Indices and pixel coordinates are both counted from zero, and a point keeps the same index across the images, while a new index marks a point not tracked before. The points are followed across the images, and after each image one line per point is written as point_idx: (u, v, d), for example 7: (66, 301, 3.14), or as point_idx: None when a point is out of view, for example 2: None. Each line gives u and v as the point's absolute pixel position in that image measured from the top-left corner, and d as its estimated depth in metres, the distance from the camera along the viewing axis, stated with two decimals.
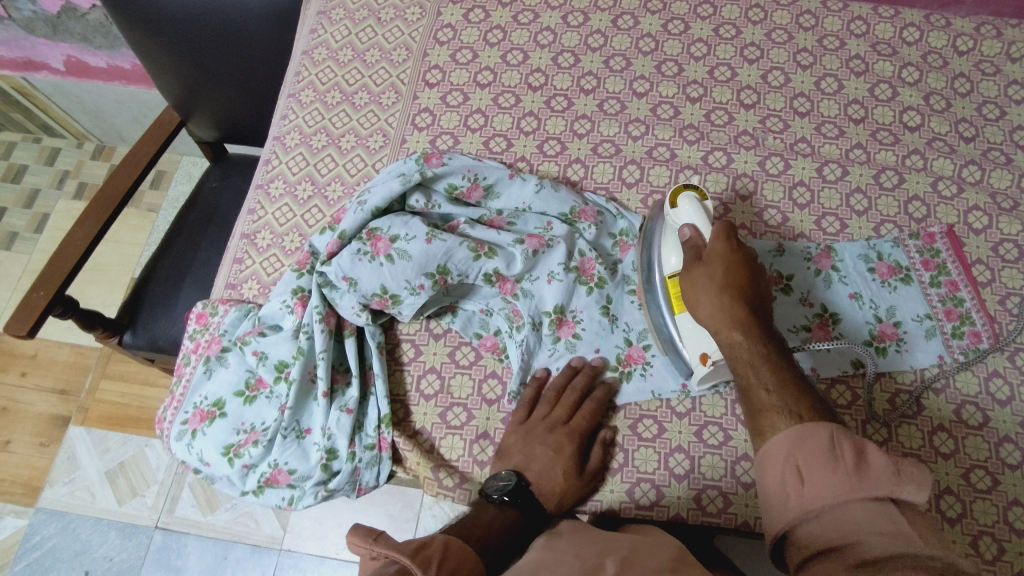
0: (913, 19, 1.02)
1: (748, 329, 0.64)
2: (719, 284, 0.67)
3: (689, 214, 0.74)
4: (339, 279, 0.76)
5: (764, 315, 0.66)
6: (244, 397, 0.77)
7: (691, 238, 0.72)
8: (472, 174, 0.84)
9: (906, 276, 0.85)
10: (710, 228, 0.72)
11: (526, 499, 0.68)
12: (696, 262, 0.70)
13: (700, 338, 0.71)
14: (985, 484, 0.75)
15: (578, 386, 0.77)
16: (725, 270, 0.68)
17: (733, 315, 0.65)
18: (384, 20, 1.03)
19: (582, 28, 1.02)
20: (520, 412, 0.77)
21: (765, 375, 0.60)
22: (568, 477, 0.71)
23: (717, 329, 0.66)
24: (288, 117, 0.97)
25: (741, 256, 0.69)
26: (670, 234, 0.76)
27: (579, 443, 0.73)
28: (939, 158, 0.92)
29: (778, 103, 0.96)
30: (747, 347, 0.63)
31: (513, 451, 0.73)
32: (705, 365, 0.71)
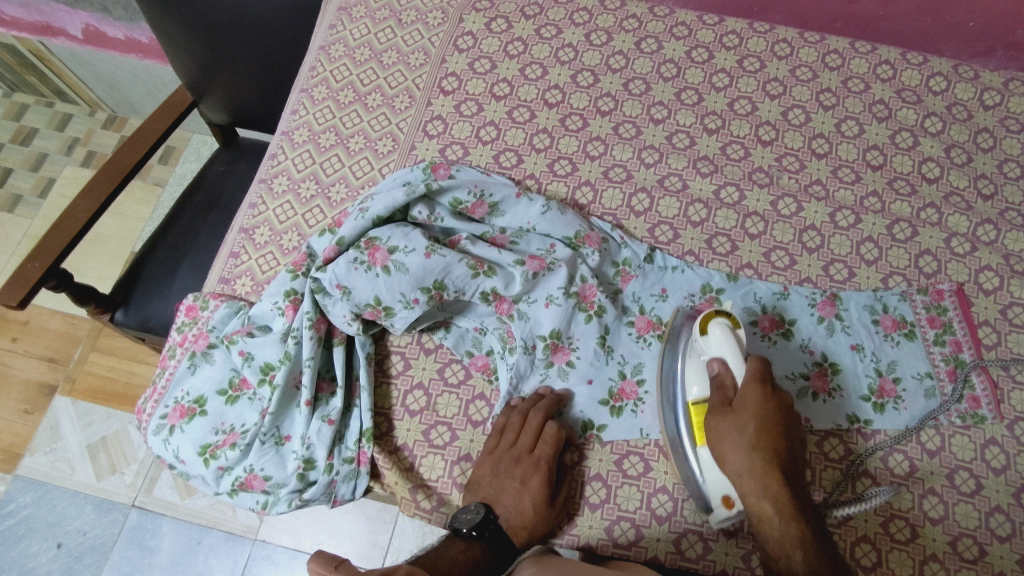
0: (941, 68, 1.00)
1: (782, 503, 0.63)
2: (753, 443, 0.65)
3: (720, 346, 0.70)
4: (333, 286, 0.74)
5: (796, 475, 0.65)
6: (227, 397, 0.76)
7: (720, 373, 0.70)
8: (479, 189, 0.82)
9: (910, 331, 0.84)
10: (742, 368, 0.69)
11: (491, 533, 0.68)
12: (724, 410, 0.68)
13: (725, 484, 0.68)
14: (972, 554, 0.74)
15: (541, 414, 0.75)
16: (757, 428, 0.65)
17: (766, 483, 0.64)
18: (404, 21, 1.01)
19: (604, 47, 1.00)
20: (491, 440, 0.75)
21: (799, 563, 0.60)
22: (535, 509, 0.70)
23: (748, 494, 0.64)
24: (298, 111, 0.95)
25: (775, 408, 0.67)
26: (696, 360, 0.72)
27: (546, 473, 0.71)
28: (955, 214, 0.91)
29: (797, 142, 0.94)
30: (782, 523, 0.62)
31: (483, 483, 0.72)
32: (728, 509, 0.68)
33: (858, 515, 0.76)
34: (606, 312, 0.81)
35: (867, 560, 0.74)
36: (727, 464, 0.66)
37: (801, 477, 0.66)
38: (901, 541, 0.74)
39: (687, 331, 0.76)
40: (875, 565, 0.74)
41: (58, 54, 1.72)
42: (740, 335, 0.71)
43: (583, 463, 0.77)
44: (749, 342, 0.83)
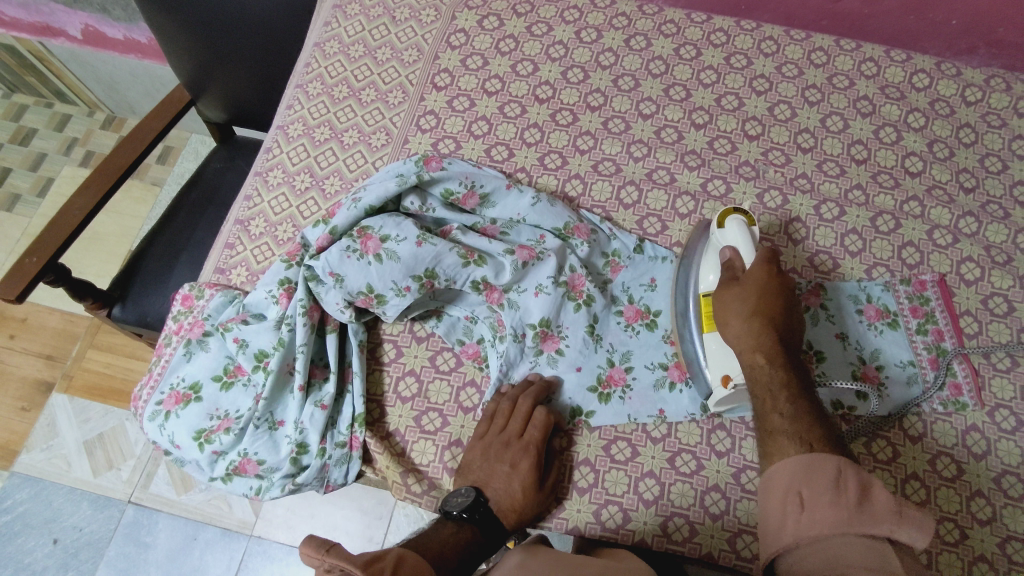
0: (924, 65, 1.02)
1: (774, 358, 0.68)
2: (753, 306, 0.71)
3: (735, 235, 0.77)
4: (326, 274, 0.76)
5: (794, 344, 0.71)
6: (221, 383, 0.77)
7: (731, 258, 0.76)
8: (469, 181, 0.84)
9: (893, 321, 0.85)
10: (751, 253, 0.76)
11: (481, 516, 0.69)
12: (733, 284, 0.74)
13: (724, 356, 0.74)
14: (953, 537, 0.75)
15: (530, 399, 0.76)
16: (758, 297, 0.71)
17: (759, 340, 0.69)
18: (398, 19, 1.03)
19: (594, 45, 1.01)
20: (482, 425, 0.76)
21: (783, 404, 0.65)
22: (525, 491, 0.71)
23: (745, 349, 0.70)
24: (294, 106, 0.97)
25: (779, 285, 0.73)
26: (712, 253, 0.79)
27: (535, 457, 0.73)
28: (937, 206, 0.92)
29: (782, 137, 0.96)
30: (772, 371, 0.68)
31: (473, 468, 0.74)
32: (726, 387, 0.73)
33: None
34: (596, 301, 0.83)
35: None
36: (728, 330, 0.72)
37: (798, 352, 0.71)
38: None
39: (704, 239, 0.83)
40: None
41: (58, 55, 1.73)
42: (754, 232, 0.79)
43: (571, 448, 0.78)
44: None
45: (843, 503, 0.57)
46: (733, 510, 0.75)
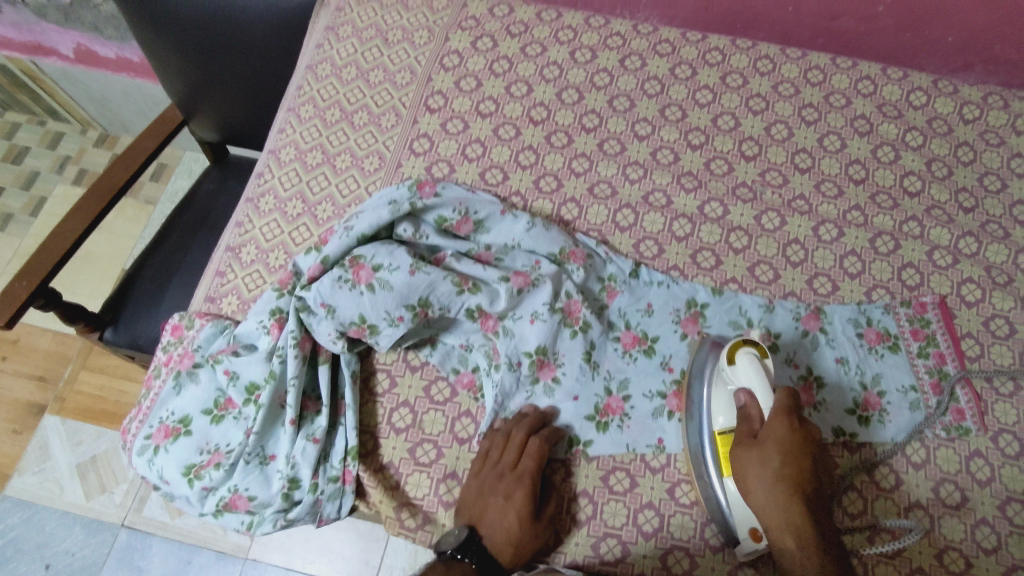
0: (921, 83, 1.01)
1: (806, 536, 0.63)
2: (777, 474, 0.65)
3: (747, 374, 0.69)
4: (317, 304, 0.75)
5: (823, 504, 0.65)
6: (212, 416, 0.76)
7: (746, 404, 0.70)
8: (463, 207, 0.82)
9: (894, 345, 0.84)
10: (769, 398, 0.68)
11: (475, 552, 0.66)
12: (750, 441, 0.68)
13: (749, 516, 0.68)
14: (958, 567, 0.74)
15: (524, 431, 0.75)
16: (783, 460, 0.65)
17: (788, 515, 0.64)
18: (391, 41, 1.01)
19: (589, 65, 1.00)
20: (477, 462, 0.75)
21: (801, 544, 0.63)
22: (520, 523, 0.69)
23: (772, 526, 0.65)
24: (285, 130, 0.96)
25: (801, 440, 0.66)
26: (724, 388, 0.73)
27: (530, 487, 0.71)
28: (936, 226, 0.91)
29: (780, 157, 0.95)
30: (806, 557, 0.63)
31: (468, 504, 0.72)
32: (755, 541, 0.68)
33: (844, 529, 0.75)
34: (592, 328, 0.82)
35: None
36: (749, 496, 0.66)
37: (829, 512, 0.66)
38: (888, 554, 0.74)
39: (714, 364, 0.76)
40: None
41: (50, 73, 1.72)
42: (768, 365, 0.71)
43: (569, 479, 0.77)
44: None
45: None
46: None
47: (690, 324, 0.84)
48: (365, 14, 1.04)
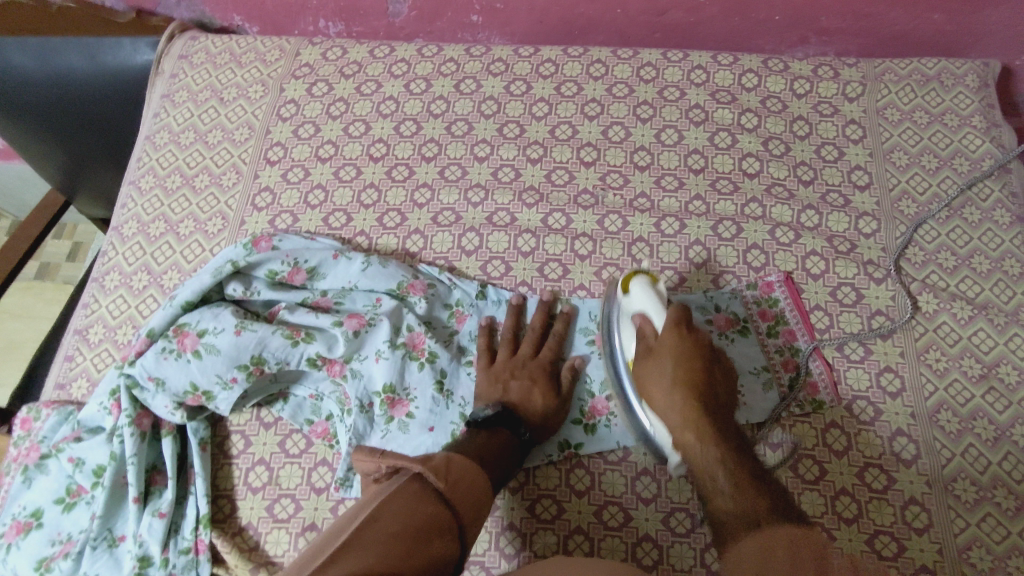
0: (751, 65, 1.00)
1: (704, 429, 0.67)
2: (673, 378, 0.71)
3: (641, 299, 0.76)
4: (146, 379, 0.75)
5: (722, 408, 0.70)
6: (63, 505, 0.75)
7: (640, 324, 0.75)
8: (292, 258, 0.82)
9: (744, 328, 0.85)
10: (661, 314, 0.74)
11: (508, 419, 0.73)
12: (649, 355, 0.73)
13: (665, 433, 0.71)
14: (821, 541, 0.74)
15: (535, 325, 0.84)
16: (679, 368, 0.71)
17: (688, 414, 0.68)
18: (227, 99, 1.02)
19: (425, 95, 1.00)
20: (484, 359, 0.81)
21: (719, 482, 0.63)
22: (547, 397, 0.78)
23: (676, 427, 0.69)
24: (127, 205, 0.96)
25: (692, 346, 0.72)
26: (624, 320, 0.78)
27: (550, 372, 0.81)
28: (777, 204, 0.91)
29: (619, 158, 0.94)
30: (704, 447, 0.66)
31: (487, 387, 0.78)
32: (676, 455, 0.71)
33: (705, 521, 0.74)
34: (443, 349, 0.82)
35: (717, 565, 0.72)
36: (657, 406, 0.71)
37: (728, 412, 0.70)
38: None
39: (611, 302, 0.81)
40: None
41: None
42: (661, 289, 0.78)
43: None
44: (590, 366, 0.83)
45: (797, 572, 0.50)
46: (597, 550, 0.74)
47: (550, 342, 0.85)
48: (198, 76, 1.05)
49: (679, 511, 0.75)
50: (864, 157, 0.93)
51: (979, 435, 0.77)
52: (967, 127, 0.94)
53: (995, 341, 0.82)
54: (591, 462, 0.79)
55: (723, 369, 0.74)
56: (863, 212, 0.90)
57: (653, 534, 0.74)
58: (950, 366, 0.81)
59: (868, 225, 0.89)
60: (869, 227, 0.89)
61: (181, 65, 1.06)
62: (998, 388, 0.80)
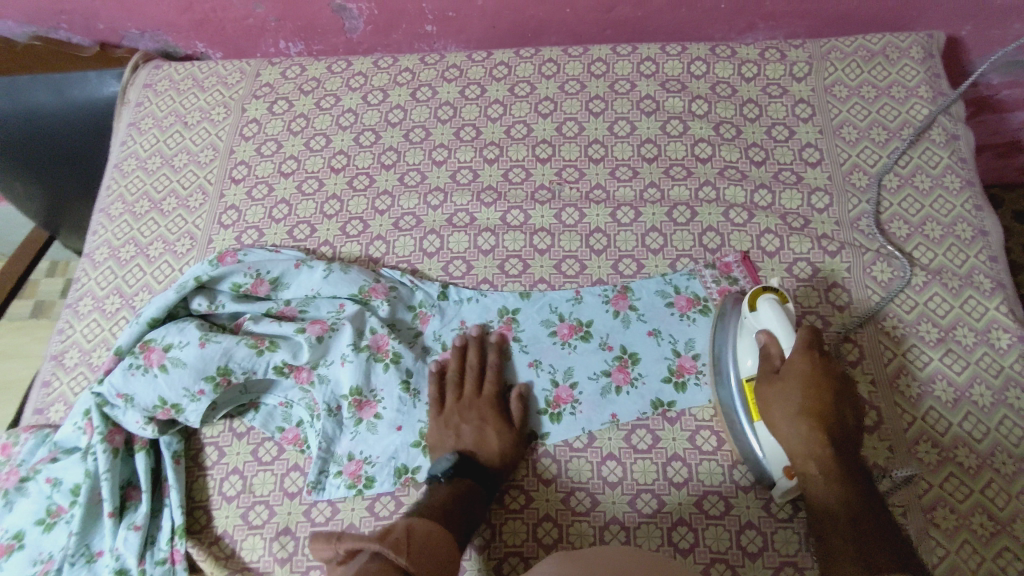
0: (699, 52, 1.02)
1: (826, 462, 0.68)
2: (800, 407, 0.69)
3: (770, 318, 0.73)
4: (115, 396, 0.77)
5: (848, 437, 0.70)
6: (44, 525, 0.76)
7: (767, 344, 0.73)
8: (254, 269, 0.84)
9: (704, 307, 0.85)
10: (790, 336, 0.72)
11: (470, 469, 0.76)
12: (774, 378, 0.72)
13: (780, 456, 0.72)
14: (786, 513, 0.74)
15: (473, 359, 0.83)
16: (804, 394, 0.69)
17: (812, 446, 0.69)
18: (190, 123, 1.05)
19: (382, 105, 1.02)
20: (433, 404, 0.81)
21: (842, 523, 0.66)
22: (500, 433, 0.78)
23: (795, 453, 0.70)
24: (98, 231, 0.99)
25: (823, 374, 0.70)
26: (747, 334, 0.77)
27: (498, 406, 0.80)
28: (730, 186, 0.92)
29: (573, 153, 0.96)
30: (828, 484, 0.68)
31: (441, 439, 0.79)
32: (789, 480, 0.72)
33: (672, 499, 0.76)
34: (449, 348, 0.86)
35: (684, 543, 0.74)
36: (775, 427, 0.71)
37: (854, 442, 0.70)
38: (716, 516, 0.75)
39: (733, 316, 0.80)
40: (692, 546, 0.74)
41: None
42: (789, 309, 0.75)
43: (400, 510, 0.77)
44: (549, 353, 0.84)
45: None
46: (565, 537, 0.76)
47: (502, 328, 0.86)
48: (163, 103, 1.07)
49: (645, 492, 0.77)
50: (815, 135, 0.95)
51: (939, 398, 0.78)
52: (914, 98, 0.95)
53: (951, 305, 0.83)
54: (557, 450, 0.80)
55: (851, 392, 0.72)
56: (815, 187, 0.91)
57: (621, 517, 0.76)
58: (908, 332, 0.82)
59: (821, 201, 0.90)
60: (822, 202, 0.90)
61: (146, 93, 1.09)
62: (955, 350, 0.81)
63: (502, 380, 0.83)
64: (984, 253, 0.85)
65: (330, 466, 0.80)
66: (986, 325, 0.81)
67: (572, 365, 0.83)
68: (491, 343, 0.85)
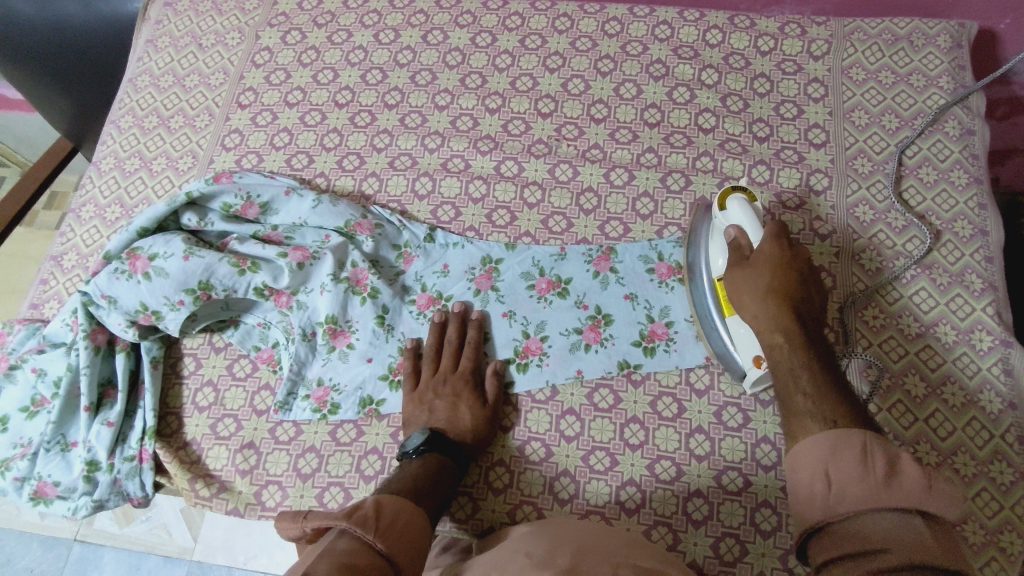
0: (717, 21, 0.99)
1: (794, 337, 0.66)
2: (766, 289, 0.69)
3: (737, 214, 0.75)
4: (99, 297, 0.80)
5: (813, 321, 0.69)
6: (28, 413, 0.81)
7: (736, 237, 0.75)
8: (245, 192, 0.87)
9: (684, 277, 0.84)
10: (757, 231, 0.73)
11: (442, 444, 0.74)
12: (744, 264, 0.73)
13: (751, 345, 0.73)
14: (736, 486, 0.75)
15: (452, 337, 0.82)
16: (771, 275, 0.70)
17: (777, 321, 0.67)
18: (205, 45, 1.06)
19: (392, 45, 1.03)
20: (408, 381, 0.80)
21: (804, 382, 0.62)
22: (472, 410, 0.77)
23: (763, 330, 0.68)
24: (107, 142, 1.01)
25: (791, 260, 0.71)
26: (718, 234, 0.78)
27: (473, 381, 0.79)
28: (729, 159, 0.91)
29: (575, 111, 0.95)
30: (791, 351, 0.65)
31: (415, 416, 0.78)
32: (758, 368, 0.72)
33: (625, 459, 0.77)
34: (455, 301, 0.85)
35: (631, 502, 0.75)
36: (746, 311, 0.71)
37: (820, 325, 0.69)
38: (666, 481, 0.76)
39: (706, 221, 0.82)
40: (639, 507, 0.75)
41: None
42: (757, 209, 0.77)
43: (360, 438, 0.80)
44: (524, 305, 0.85)
45: (871, 482, 0.52)
46: (516, 482, 0.78)
47: (483, 278, 0.86)
48: (181, 23, 1.09)
49: (599, 449, 0.78)
50: (823, 116, 0.92)
51: (909, 392, 0.77)
52: (932, 88, 0.92)
53: (937, 302, 0.81)
54: (518, 399, 0.81)
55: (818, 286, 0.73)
56: (815, 169, 0.89)
57: (572, 470, 0.77)
58: (887, 324, 0.81)
59: (819, 183, 0.88)
60: (820, 184, 0.88)
61: (166, 12, 1.11)
62: (934, 346, 0.79)
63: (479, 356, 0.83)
64: (981, 253, 0.83)
65: (299, 388, 0.82)
66: (970, 325, 0.80)
67: (545, 319, 0.84)
68: (470, 319, 0.84)
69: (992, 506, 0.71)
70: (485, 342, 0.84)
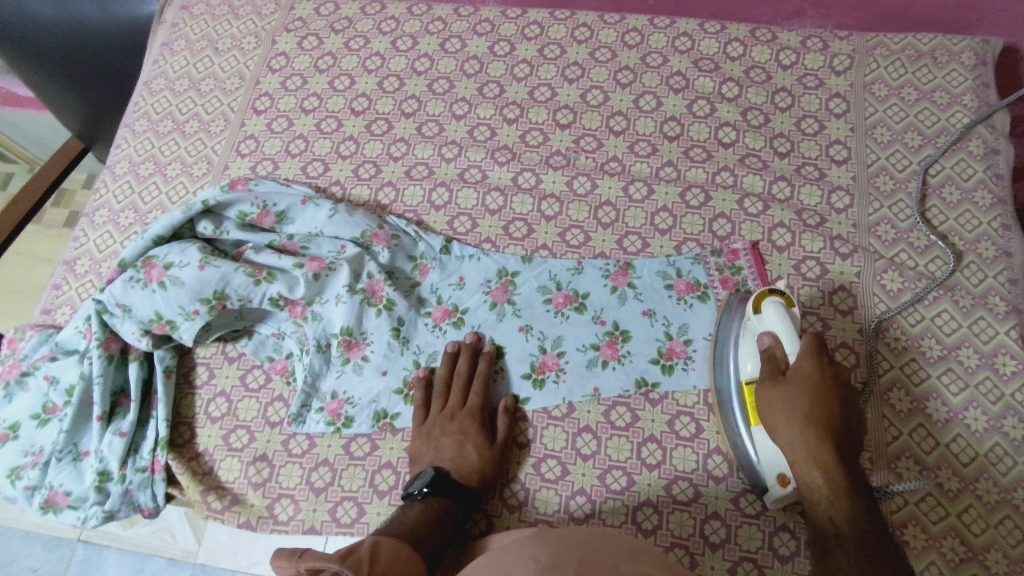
0: (738, 34, 0.98)
1: (834, 474, 0.64)
2: (805, 418, 0.66)
3: (774, 321, 0.71)
4: (114, 306, 0.80)
5: (852, 445, 0.66)
6: (39, 420, 0.80)
7: (771, 346, 0.71)
8: (261, 201, 0.86)
9: (703, 293, 0.83)
10: (795, 343, 0.70)
11: (446, 487, 0.73)
12: (778, 381, 0.69)
13: (777, 463, 0.69)
14: (754, 509, 0.74)
15: (463, 370, 0.80)
16: (808, 398, 0.67)
17: (817, 453, 0.65)
18: (221, 49, 1.05)
19: (410, 52, 1.02)
20: (418, 413, 0.79)
21: (846, 546, 0.62)
22: (479, 450, 0.76)
23: (797, 461, 0.67)
24: (121, 146, 1.01)
25: (831, 379, 0.68)
26: (749, 336, 0.74)
27: (480, 420, 0.78)
28: (749, 174, 0.90)
29: (594, 122, 0.95)
30: (833, 497, 0.64)
31: (421, 454, 0.77)
32: (783, 487, 0.69)
33: (641, 479, 0.76)
34: (471, 315, 0.85)
35: (647, 523, 0.74)
36: (777, 434, 0.68)
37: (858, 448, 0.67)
38: (683, 502, 0.75)
39: (738, 314, 0.78)
40: (655, 528, 0.74)
41: None
42: (793, 314, 0.73)
43: (374, 452, 0.79)
44: (541, 319, 0.84)
45: None
46: (531, 500, 0.77)
47: (500, 291, 0.85)
48: (197, 26, 1.08)
49: (616, 469, 0.77)
50: (845, 132, 0.91)
51: (931, 416, 0.76)
52: (956, 105, 0.91)
53: (959, 324, 0.80)
54: (534, 417, 0.80)
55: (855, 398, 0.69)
56: (837, 186, 0.88)
57: (588, 489, 0.76)
58: (909, 346, 0.80)
59: (841, 200, 0.87)
60: (841, 202, 0.87)
61: (182, 16, 1.10)
62: (956, 370, 0.78)
63: (489, 391, 0.81)
64: (1005, 275, 0.82)
65: (313, 401, 0.81)
66: (993, 349, 0.79)
67: (562, 335, 0.83)
68: (482, 352, 0.82)
69: (1014, 534, 0.71)
70: (500, 356, 0.83)
